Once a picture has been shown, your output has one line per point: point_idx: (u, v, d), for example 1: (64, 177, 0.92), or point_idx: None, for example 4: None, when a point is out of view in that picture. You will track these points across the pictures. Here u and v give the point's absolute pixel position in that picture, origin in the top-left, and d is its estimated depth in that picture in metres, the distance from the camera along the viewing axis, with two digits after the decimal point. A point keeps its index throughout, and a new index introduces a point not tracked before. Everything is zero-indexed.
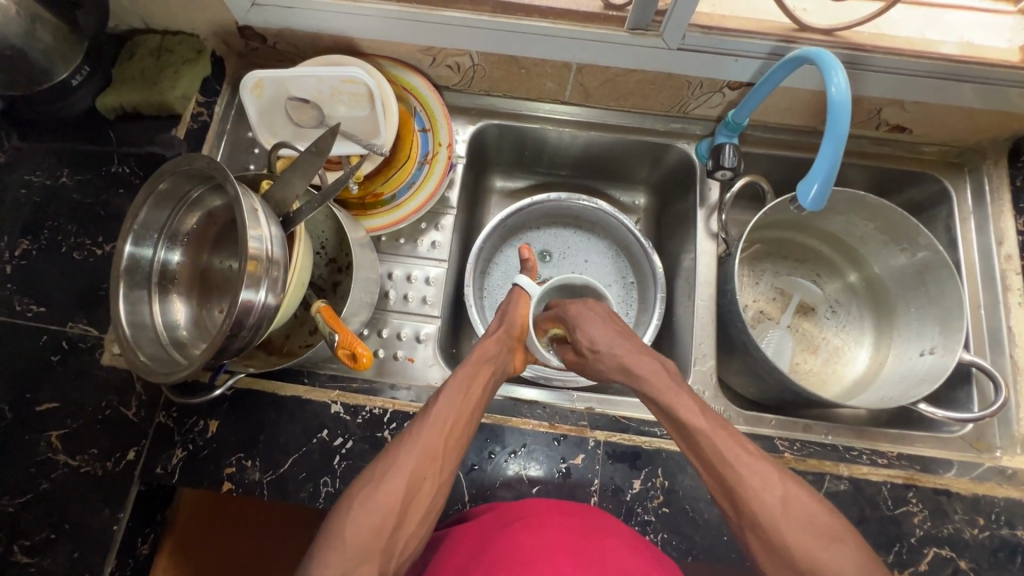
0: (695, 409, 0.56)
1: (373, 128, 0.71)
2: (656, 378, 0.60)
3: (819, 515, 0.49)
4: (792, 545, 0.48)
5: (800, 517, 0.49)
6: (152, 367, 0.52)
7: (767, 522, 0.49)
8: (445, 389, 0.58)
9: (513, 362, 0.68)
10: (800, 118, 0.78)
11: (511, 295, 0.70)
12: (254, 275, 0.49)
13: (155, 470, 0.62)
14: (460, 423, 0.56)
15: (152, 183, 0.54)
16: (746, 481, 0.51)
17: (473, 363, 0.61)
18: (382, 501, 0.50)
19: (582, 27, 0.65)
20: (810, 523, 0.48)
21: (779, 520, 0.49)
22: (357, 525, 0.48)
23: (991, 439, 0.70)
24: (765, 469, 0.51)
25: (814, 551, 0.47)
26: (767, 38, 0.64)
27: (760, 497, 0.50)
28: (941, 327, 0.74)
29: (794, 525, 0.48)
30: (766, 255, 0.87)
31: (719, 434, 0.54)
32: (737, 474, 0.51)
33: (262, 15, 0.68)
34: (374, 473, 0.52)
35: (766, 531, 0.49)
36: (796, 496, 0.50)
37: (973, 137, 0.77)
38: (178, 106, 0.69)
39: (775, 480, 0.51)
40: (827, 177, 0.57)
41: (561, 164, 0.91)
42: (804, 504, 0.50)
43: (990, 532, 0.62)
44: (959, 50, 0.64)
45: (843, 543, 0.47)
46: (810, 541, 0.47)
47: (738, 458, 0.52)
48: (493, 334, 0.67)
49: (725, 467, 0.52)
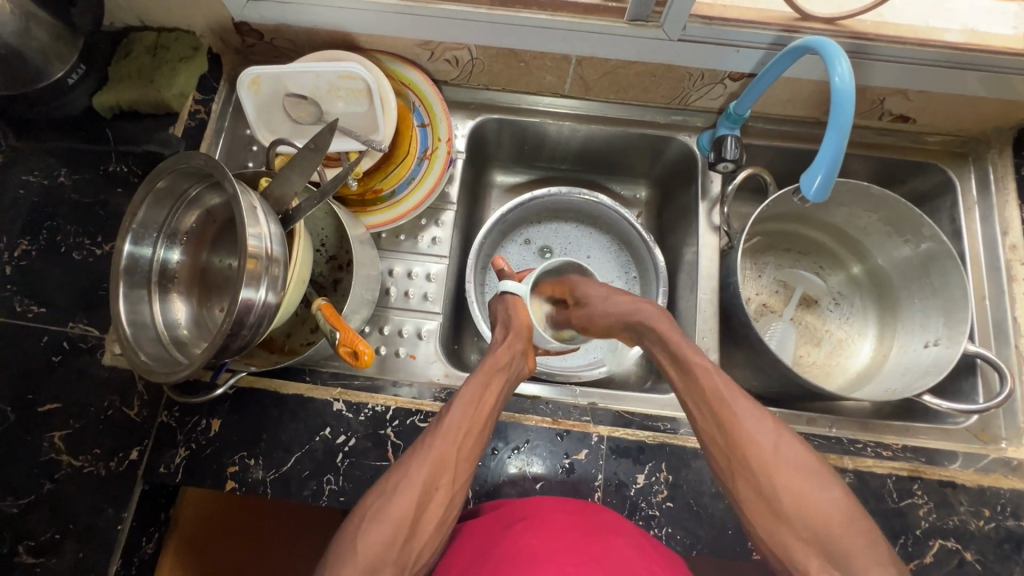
0: (697, 354, 0.58)
1: (371, 123, 0.70)
2: (659, 322, 0.63)
3: (807, 461, 0.51)
4: (780, 483, 0.50)
5: (787, 459, 0.51)
6: (153, 367, 0.52)
7: (757, 461, 0.51)
8: (457, 398, 0.58)
9: (527, 364, 0.67)
10: (801, 109, 0.77)
11: (505, 302, 0.69)
12: (253, 273, 0.49)
13: (158, 470, 0.62)
14: (471, 435, 0.56)
15: (150, 181, 0.53)
16: (742, 423, 0.53)
17: (484, 373, 0.61)
18: (394, 515, 0.49)
19: (580, 19, 0.64)
20: (798, 465, 0.50)
21: (766, 455, 0.51)
22: (368, 539, 0.48)
23: (996, 430, 0.69)
24: (756, 406, 0.54)
25: (802, 490, 0.49)
26: (769, 28, 0.63)
27: (753, 433, 0.52)
28: (944, 318, 0.73)
29: (781, 466, 0.50)
30: (768, 248, 0.87)
31: (716, 375, 0.56)
32: (730, 413, 0.53)
33: (259, 11, 0.67)
34: (386, 485, 0.52)
35: (756, 472, 0.51)
36: (785, 440, 0.52)
37: (977, 126, 0.76)
38: (173, 103, 0.69)
39: (764, 423, 0.53)
40: (830, 169, 0.56)
41: (561, 158, 0.90)
42: (792, 447, 0.52)
43: (996, 524, 0.61)
44: (963, 38, 0.63)
45: (828, 486, 0.49)
46: (797, 483, 0.49)
47: (736, 403, 0.54)
48: (502, 340, 0.65)
49: (721, 408, 0.54)
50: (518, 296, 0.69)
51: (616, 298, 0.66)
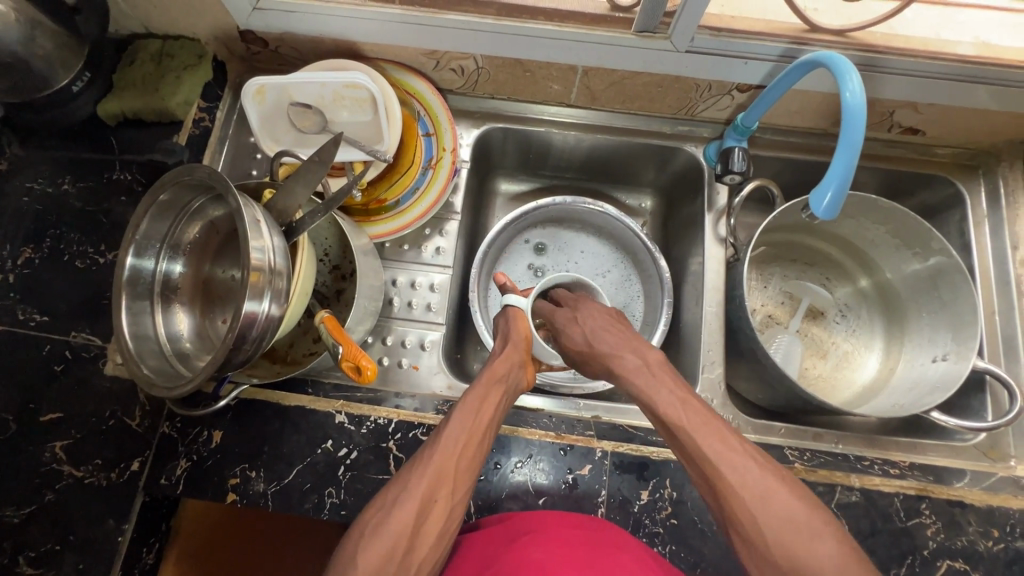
0: (675, 402, 0.54)
1: (376, 134, 0.70)
2: (635, 372, 0.59)
3: (802, 513, 0.46)
4: (773, 544, 0.45)
5: (779, 514, 0.46)
6: (156, 380, 0.51)
7: (742, 519, 0.46)
8: (455, 412, 0.57)
9: (527, 377, 0.65)
10: (810, 121, 0.76)
11: (506, 316, 0.66)
12: (257, 286, 0.49)
13: (160, 481, 0.62)
14: (471, 446, 0.54)
15: (152, 194, 0.53)
16: (725, 476, 0.48)
17: (482, 386, 0.59)
18: (394, 528, 0.48)
19: (587, 29, 0.64)
20: (788, 518, 0.45)
21: (753, 508, 0.46)
22: (367, 552, 0.46)
23: (1005, 448, 0.69)
24: (745, 456, 0.49)
25: (795, 548, 0.44)
26: (778, 40, 0.63)
27: (741, 483, 0.47)
28: (953, 333, 0.72)
29: (771, 523, 0.45)
30: (774, 258, 0.86)
31: (697, 425, 0.52)
32: (713, 467, 0.49)
33: (264, 19, 0.67)
34: (385, 500, 0.51)
35: (742, 527, 0.46)
36: (776, 493, 0.47)
37: (987, 140, 0.75)
38: (178, 111, 0.68)
39: (752, 471, 0.48)
40: (841, 186, 0.55)
41: (566, 167, 0.89)
42: (785, 499, 0.46)
43: (1005, 545, 0.60)
44: (975, 51, 0.63)
45: (824, 539, 0.44)
46: (789, 537, 0.45)
47: (717, 453, 0.49)
48: (500, 352, 0.63)
49: (704, 460, 0.50)
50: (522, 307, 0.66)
51: (603, 340, 0.61)
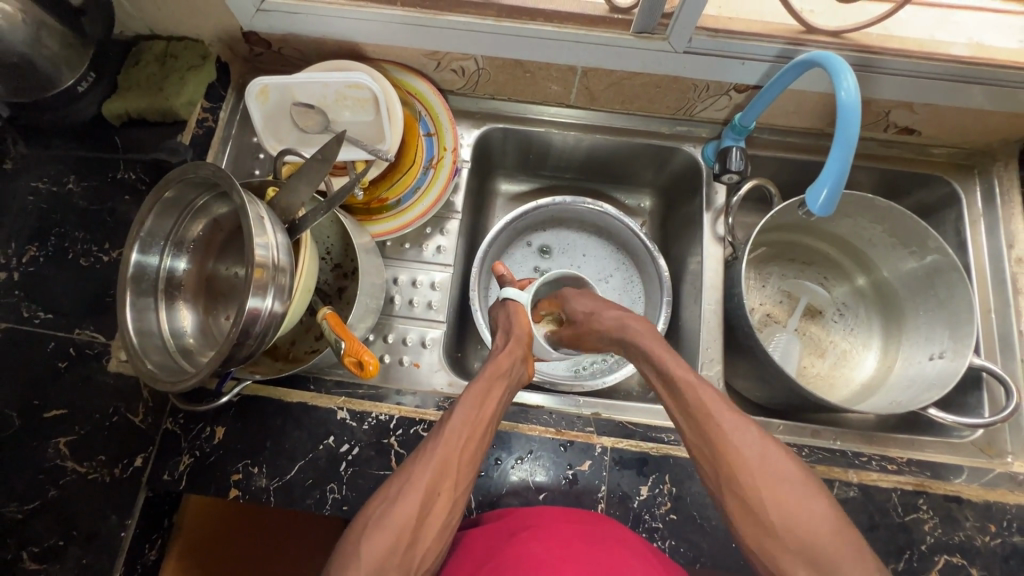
0: (681, 366, 0.58)
1: (378, 133, 0.71)
2: (639, 337, 0.63)
3: (791, 471, 0.50)
4: (767, 501, 0.49)
5: (774, 472, 0.50)
6: (160, 375, 0.52)
7: (741, 475, 0.50)
8: (458, 404, 0.57)
9: (527, 371, 0.66)
10: (807, 121, 0.77)
11: (506, 309, 0.70)
12: (260, 283, 0.49)
13: (162, 477, 0.63)
14: (472, 440, 0.55)
15: (158, 191, 0.53)
16: (727, 436, 0.52)
17: (486, 379, 0.60)
18: (396, 520, 0.48)
19: (586, 30, 0.65)
20: (782, 477, 0.49)
21: (750, 465, 0.50)
22: (371, 543, 0.47)
23: (1002, 444, 0.69)
24: (743, 416, 0.53)
25: (788, 505, 0.48)
26: (774, 41, 0.63)
27: (742, 444, 0.51)
28: (950, 331, 0.73)
29: (768, 480, 0.49)
30: (773, 258, 0.87)
31: (700, 387, 0.55)
32: (715, 424, 0.53)
33: (267, 20, 0.68)
34: (389, 493, 0.51)
35: (738, 482, 0.50)
36: (772, 453, 0.51)
37: (982, 139, 0.76)
38: (182, 111, 0.70)
39: (751, 433, 0.52)
40: (836, 182, 0.56)
41: (566, 167, 0.90)
42: (779, 457, 0.51)
43: (1002, 540, 0.61)
44: (969, 51, 0.63)
45: (814, 499, 0.49)
46: (783, 494, 0.49)
47: (720, 414, 0.53)
48: (503, 347, 0.66)
49: (707, 420, 0.53)
50: (520, 302, 0.70)
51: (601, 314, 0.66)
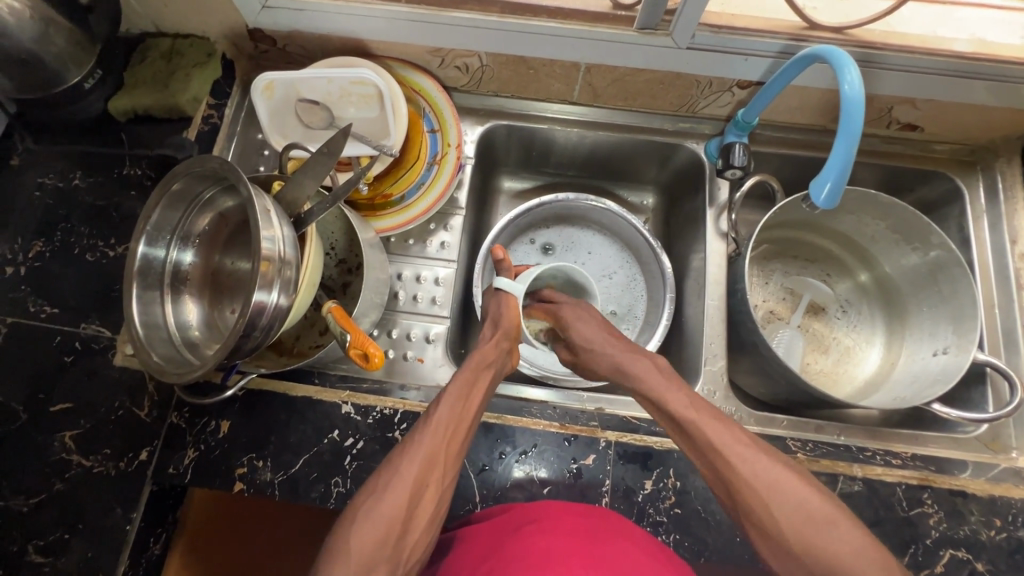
0: (686, 404, 0.57)
1: (382, 129, 0.71)
2: (647, 374, 0.63)
3: (812, 497, 0.47)
4: (788, 535, 0.46)
5: (790, 503, 0.47)
6: (165, 367, 0.52)
7: (757, 510, 0.48)
8: (443, 396, 0.57)
9: (510, 362, 0.67)
10: (810, 117, 0.77)
11: (498, 300, 0.70)
12: (266, 276, 0.49)
13: (168, 470, 0.62)
14: (459, 432, 0.55)
15: (165, 183, 0.54)
16: (735, 469, 0.50)
17: (471, 371, 0.60)
18: (386, 512, 0.47)
19: (588, 27, 0.65)
20: (799, 505, 0.47)
21: (764, 495, 0.48)
22: (359, 536, 0.46)
23: (1006, 439, 0.69)
24: (752, 444, 0.51)
25: (811, 537, 0.45)
26: (778, 37, 0.64)
27: (753, 476, 0.49)
28: (953, 326, 0.73)
29: (785, 510, 0.47)
30: (776, 254, 0.87)
31: (706, 424, 0.54)
32: (727, 461, 0.51)
33: (273, 17, 0.68)
34: (376, 484, 0.50)
35: (759, 517, 0.48)
36: (785, 480, 0.48)
37: (985, 135, 0.76)
38: (188, 108, 0.70)
39: (763, 464, 0.50)
40: (840, 176, 0.57)
41: (569, 164, 0.91)
42: (794, 485, 0.48)
43: (1007, 534, 0.61)
44: (971, 47, 0.63)
45: (840, 526, 0.45)
46: (804, 527, 0.46)
47: (726, 445, 0.52)
48: (489, 338, 0.66)
49: (716, 455, 0.52)
50: (512, 293, 0.70)
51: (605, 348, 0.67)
